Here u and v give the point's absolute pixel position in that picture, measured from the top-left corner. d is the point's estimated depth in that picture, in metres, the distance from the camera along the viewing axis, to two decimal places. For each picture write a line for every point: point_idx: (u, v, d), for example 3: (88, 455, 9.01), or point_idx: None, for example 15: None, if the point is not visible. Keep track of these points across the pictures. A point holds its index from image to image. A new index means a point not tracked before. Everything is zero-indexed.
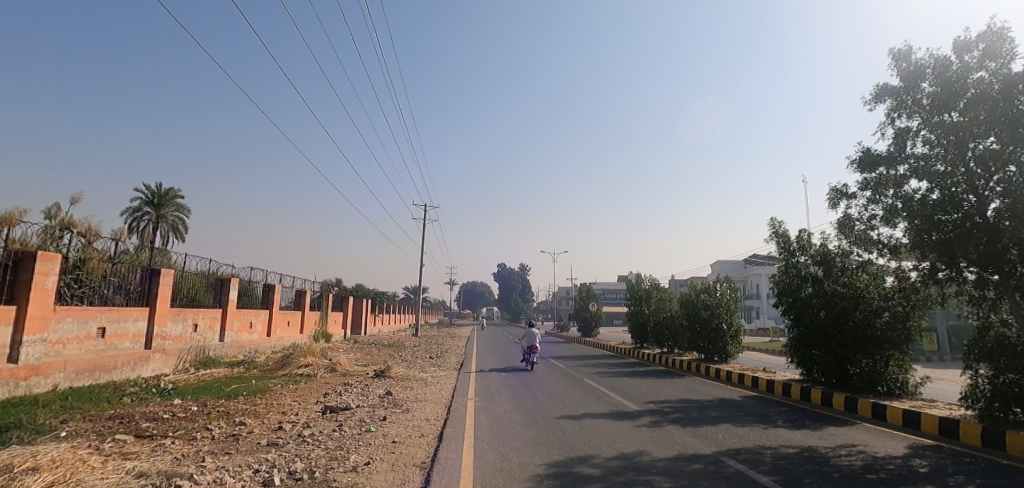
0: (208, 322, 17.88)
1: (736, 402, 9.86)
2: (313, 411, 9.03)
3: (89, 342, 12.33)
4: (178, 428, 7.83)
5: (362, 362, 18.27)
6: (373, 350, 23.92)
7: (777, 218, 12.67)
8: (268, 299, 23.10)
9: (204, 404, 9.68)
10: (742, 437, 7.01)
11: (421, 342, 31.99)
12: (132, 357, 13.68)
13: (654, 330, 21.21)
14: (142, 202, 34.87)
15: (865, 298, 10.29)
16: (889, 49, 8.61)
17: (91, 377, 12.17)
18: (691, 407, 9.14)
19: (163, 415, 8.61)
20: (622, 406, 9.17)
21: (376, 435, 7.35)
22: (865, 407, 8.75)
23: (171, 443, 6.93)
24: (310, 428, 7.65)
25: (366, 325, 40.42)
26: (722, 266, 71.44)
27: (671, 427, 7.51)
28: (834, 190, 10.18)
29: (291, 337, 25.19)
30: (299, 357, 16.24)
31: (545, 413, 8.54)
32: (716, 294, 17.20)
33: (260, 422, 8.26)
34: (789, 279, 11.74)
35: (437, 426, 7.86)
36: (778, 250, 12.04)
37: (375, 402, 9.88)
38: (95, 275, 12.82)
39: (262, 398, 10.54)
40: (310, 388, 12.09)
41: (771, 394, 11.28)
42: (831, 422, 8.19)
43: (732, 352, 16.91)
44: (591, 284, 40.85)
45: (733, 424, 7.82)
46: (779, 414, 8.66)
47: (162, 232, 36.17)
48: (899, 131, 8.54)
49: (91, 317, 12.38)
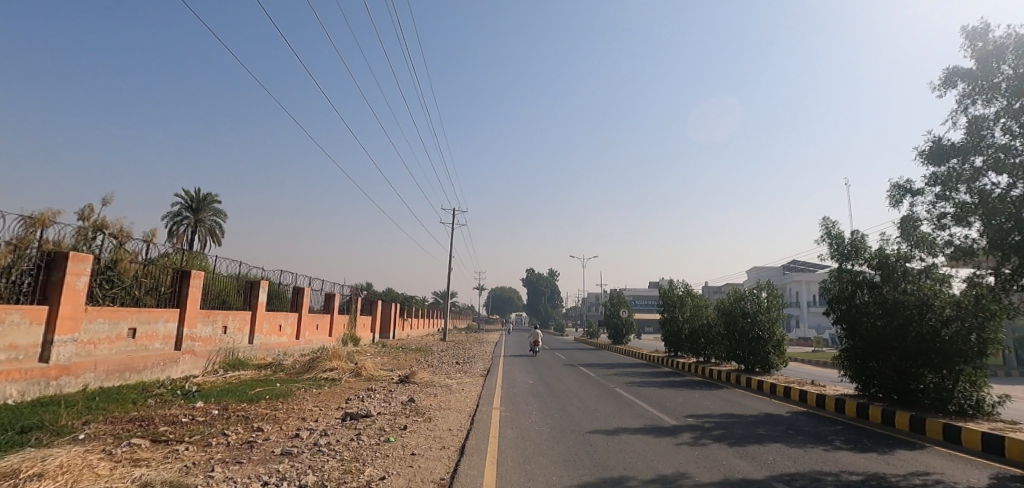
0: (238, 324, 17.91)
1: (783, 419, 9.17)
2: (333, 418, 8.70)
3: (120, 342, 12.33)
4: (195, 433, 7.58)
5: (389, 367, 18.00)
6: (400, 355, 23.69)
7: (828, 218, 11.94)
8: (297, 302, 23.11)
9: (225, 408, 9.47)
10: (799, 460, 6.43)
11: (449, 347, 31.72)
12: (162, 358, 13.69)
13: (689, 338, 20.40)
14: (180, 206, 35.61)
15: (931, 305, 9.50)
16: (966, 27, 8.24)
17: (121, 377, 12.17)
18: (734, 423, 8.49)
19: (182, 418, 8.38)
20: (658, 420, 8.60)
21: (396, 446, 6.95)
22: (936, 429, 8.11)
23: (185, 449, 6.65)
24: (328, 437, 7.30)
25: (395, 329, 40.39)
26: (759, 273, 69.34)
27: (716, 446, 6.92)
28: (896, 185, 9.41)
29: (319, 340, 25.20)
30: (326, 361, 16.04)
31: (576, 426, 8.01)
32: (757, 301, 16.38)
33: (278, 429, 7.95)
34: (842, 285, 10.99)
35: (460, 437, 7.41)
36: (830, 253, 11.31)
37: (398, 410, 9.51)
38: (127, 276, 12.82)
39: (284, 403, 10.28)
40: (333, 393, 11.81)
41: (821, 409, 10.54)
42: (895, 444, 7.47)
43: (775, 363, 16.00)
44: (623, 290, 39.93)
45: (784, 443, 7.18)
46: (834, 434, 7.98)
47: (199, 235, 36.82)
48: (976, 120, 8.07)
49: (122, 317, 12.40)
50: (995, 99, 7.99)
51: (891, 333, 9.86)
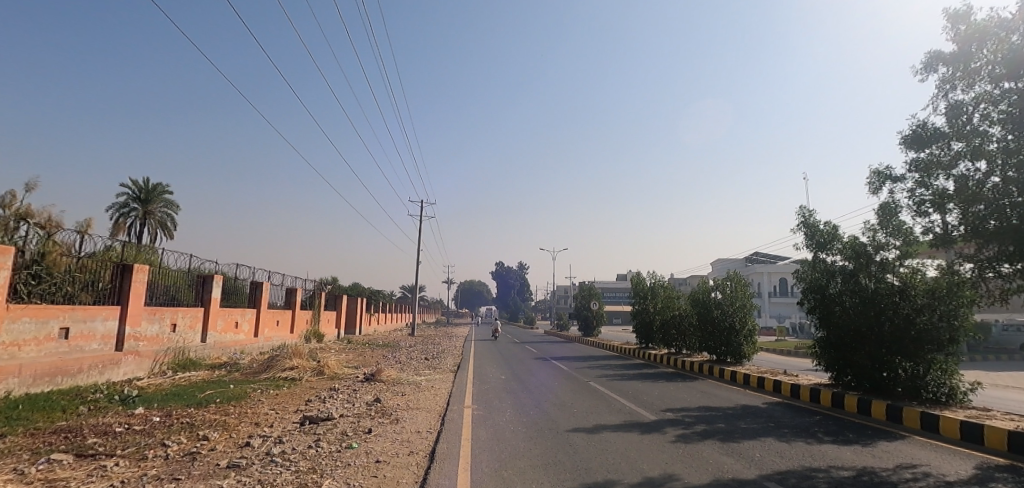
0: (189, 322, 16.84)
1: (762, 411, 8.89)
2: (289, 423, 7.98)
3: (50, 343, 11.27)
4: (129, 444, 6.79)
5: (353, 364, 17.21)
6: (366, 351, 22.87)
7: (804, 207, 11.76)
8: (255, 298, 22.00)
9: (168, 414, 8.64)
10: (786, 456, 6.08)
11: (416, 342, 31.08)
12: (101, 360, 12.62)
13: (661, 329, 20.24)
14: (128, 198, 33.73)
15: (908, 293, 9.32)
16: (949, 9, 7.99)
17: (52, 382, 11.12)
18: (715, 417, 8.15)
19: (116, 428, 7.55)
20: (637, 416, 8.19)
21: (359, 453, 6.31)
22: (913, 417, 7.89)
23: (114, 465, 5.87)
24: (282, 444, 6.60)
25: (361, 325, 39.36)
26: (723, 264, 70.54)
27: (701, 443, 6.54)
28: (874, 173, 9.19)
29: (280, 336, 24.13)
30: (285, 359, 15.16)
31: (553, 425, 7.53)
32: (729, 291, 16.23)
33: (226, 437, 7.21)
34: (817, 274, 10.81)
35: (429, 441, 6.83)
36: (806, 242, 11.11)
37: (362, 411, 8.86)
38: (57, 270, 11.77)
39: (236, 406, 9.50)
40: (292, 394, 11.05)
41: (796, 399, 10.31)
42: (877, 435, 7.23)
43: (747, 353, 15.88)
44: (592, 282, 39.82)
45: (769, 438, 6.85)
46: (816, 426, 7.70)
47: (150, 228, 34.96)
48: (956, 105, 7.84)
49: (52, 317, 11.32)
50: (978, 84, 7.73)
51: (865, 322, 9.67)
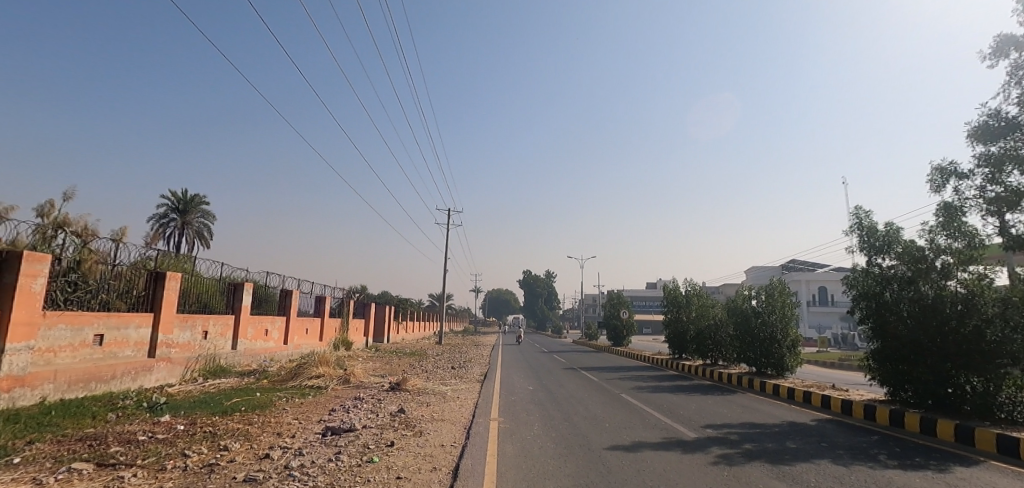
0: (220, 329, 16.97)
1: (811, 428, 8.31)
2: (311, 434, 7.77)
3: (85, 350, 11.37)
4: (150, 454, 6.64)
5: (381, 373, 17.05)
6: (394, 360, 22.73)
7: (859, 208, 11.26)
8: (285, 305, 22.10)
9: (192, 423, 8.53)
10: (845, 483, 5.56)
11: (444, 351, 30.92)
12: (134, 367, 12.73)
13: (695, 339, 19.56)
14: (167, 208, 34.59)
15: (975, 302, 8.65)
16: None
17: (86, 388, 11.22)
18: (761, 436, 7.62)
19: (139, 437, 7.45)
20: (675, 433, 7.73)
21: (380, 468, 6.01)
22: (988, 440, 7.25)
23: (131, 476, 5.71)
24: (302, 458, 6.37)
25: (389, 333, 39.45)
26: (758, 272, 68.71)
27: (748, 465, 6.05)
28: (935, 170, 8.81)
29: (309, 344, 24.23)
30: (312, 367, 15.08)
31: (584, 441, 7.12)
32: (768, 300, 15.53)
33: (247, 447, 7.02)
34: (871, 280, 10.22)
35: (453, 456, 6.51)
36: (859, 245, 10.57)
37: (385, 422, 8.60)
38: (92, 277, 11.91)
39: (261, 415, 9.35)
40: (317, 403, 10.89)
41: (848, 416, 9.66)
42: (945, 460, 6.63)
43: (790, 365, 15.14)
44: (622, 290, 39.10)
45: (824, 460, 6.32)
46: (874, 447, 7.12)
47: (186, 238, 35.77)
48: None
49: (87, 323, 11.44)
50: None
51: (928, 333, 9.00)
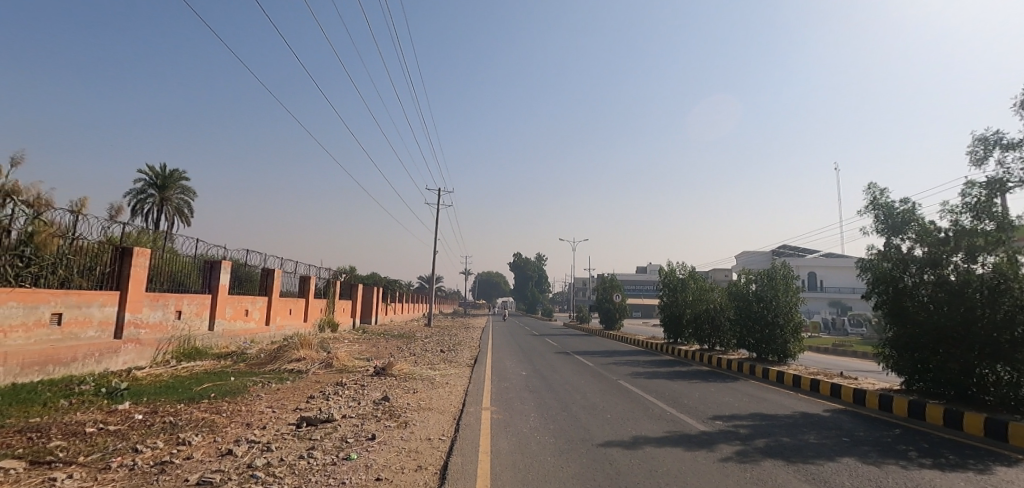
0: (195, 309, 16.11)
1: (827, 420, 7.70)
2: (284, 425, 7.02)
3: (40, 330, 10.52)
4: (95, 449, 5.88)
5: (366, 356, 16.29)
6: (380, 342, 22.07)
7: (874, 186, 10.61)
8: (267, 286, 21.20)
9: (153, 411, 7.77)
10: (883, 485, 4.92)
11: (433, 333, 30.23)
12: (98, 349, 11.88)
13: (693, 324, 19.00)
14: (145, 184, 33.37)
15: (1006, 286, 8.03)
16: None
17: (43, 371, 10.39)
18: (775, 429, 6.97)
19: (88, 429, 6.69)
20: (683, 425, 7.07)
21: (356, 467, 5.26)
22: (1020, 435, 6.66)
23: (66, 478, 4.93)
24: (269, 454, 5.60)
25: (376, 316, 38.69)
26: (749, 257, 68.57)
27: (770, 463, 5.39)
28: (979, 139, 8.67)
29: (293, 325, 23.42)
30: (293, 349, 14.29)
31: (585, 436, 6.43)
32: (771, 283, 14.94)
33: (209, 441, 6.26)
34: (889, 264, 9.61)
35: (440, 452, 5.78)
36: (876, 226, 9.93)
37: (367, 411, 7.87)
38: (47, 252, 11.06)
39: (231, 403, 8.59)
40: (294, 389, 10.15)
41: (861, 407, 9.08)
42: (982, 458, 6.01)
43: (793, 351, 14.61)
44: (614, 274, 38.53)
45: (852, 458, 5.68)
46: (901, 443, 6.49)
47: (166, 215, 34.58)
48: None
49: (43, 301, 10.57)
50: None
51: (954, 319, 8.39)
